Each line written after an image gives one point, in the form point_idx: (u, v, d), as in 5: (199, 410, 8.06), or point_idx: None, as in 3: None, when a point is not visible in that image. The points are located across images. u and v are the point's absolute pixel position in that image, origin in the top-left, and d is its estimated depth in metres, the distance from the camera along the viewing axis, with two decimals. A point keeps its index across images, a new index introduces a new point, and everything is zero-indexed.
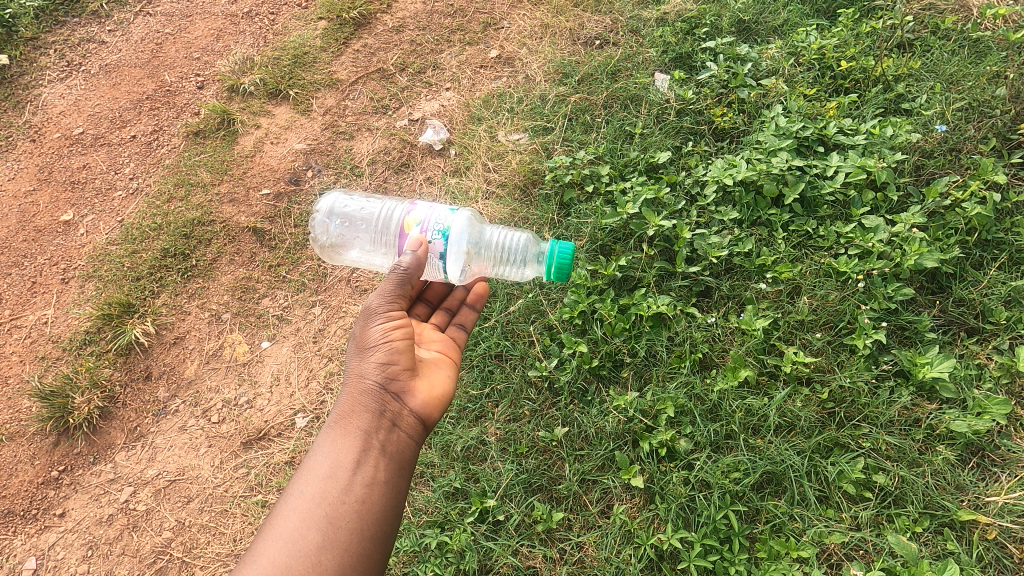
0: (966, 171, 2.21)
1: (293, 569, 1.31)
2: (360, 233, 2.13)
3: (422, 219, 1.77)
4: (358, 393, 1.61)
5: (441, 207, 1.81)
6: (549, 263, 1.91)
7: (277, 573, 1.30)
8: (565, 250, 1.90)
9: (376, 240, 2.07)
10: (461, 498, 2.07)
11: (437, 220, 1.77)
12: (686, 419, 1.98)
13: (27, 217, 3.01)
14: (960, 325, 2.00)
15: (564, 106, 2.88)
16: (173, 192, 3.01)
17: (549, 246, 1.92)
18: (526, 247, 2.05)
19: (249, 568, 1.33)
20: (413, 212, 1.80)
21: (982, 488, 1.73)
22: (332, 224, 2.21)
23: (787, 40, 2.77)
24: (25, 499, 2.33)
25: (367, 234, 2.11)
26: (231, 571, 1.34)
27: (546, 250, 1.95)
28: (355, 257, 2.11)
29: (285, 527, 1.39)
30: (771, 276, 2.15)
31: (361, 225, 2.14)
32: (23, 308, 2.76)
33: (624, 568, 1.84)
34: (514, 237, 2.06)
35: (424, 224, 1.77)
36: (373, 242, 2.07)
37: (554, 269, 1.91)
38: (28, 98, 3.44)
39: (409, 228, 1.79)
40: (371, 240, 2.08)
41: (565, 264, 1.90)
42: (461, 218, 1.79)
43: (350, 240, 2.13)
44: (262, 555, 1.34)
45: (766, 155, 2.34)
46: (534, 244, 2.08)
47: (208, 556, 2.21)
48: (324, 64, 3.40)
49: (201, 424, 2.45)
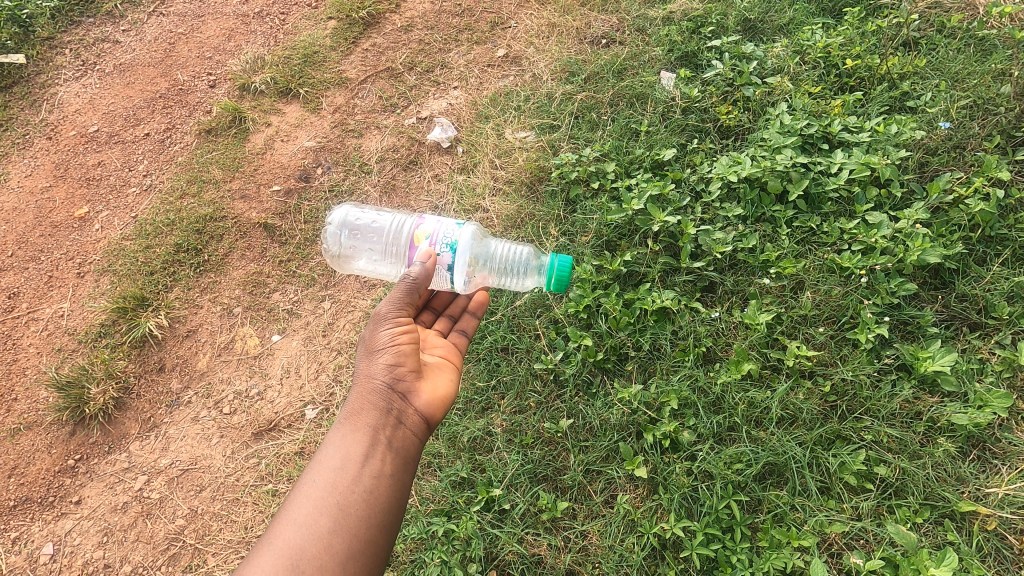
0: (970, 168, 2.22)
1: (305, 553, 1.36)
2: (370, 243, 2.17)
3: (430, 232, 1.80)
4: (367, 392, 1.65)
5: (449, 220, 1.83)
6: (549, 275, 1.95)
7: (291, 555, 1.34)
8: (564, 263, 1.95)
9: (386, 250, 2.11)
10: (467, 488, 2.11)
11: (445, 233, 1.79)
12: (690, 411, 2.00)
13: (44, 213, 3.07)
14: (963, 320, 2.01)
15: (570, 104, 2.92)
16: (185, 188, 3.07)
17: (549, 259, 1.97)
18: (528, 259, 2.10)
19: (263, 551, 1.37)
20: (422, 224, 1.82)
21: (982, 480, 1.75)
22: (343, 235, 2.26)
23: (792, 39, 2.79)
24: (43, 486, 2.39)
25: (377, 244, 2.15)
26: (247, 555, 1.39)
27: (546, 263, 2.00)
28: (362, 266, 2.15)
29: (298, 513, 1.43)
30: (774, 272, 2.17)
31: (373, 236, 2.18)
32: (40, 302, 2.82)
33: (627, 557, 1.87)
34: (516, 250, 2.10)
35: (432, 237, 1.79)
36: (382, 252, 2.10)
37: (553, 280, 1.95)
38: (45, 97, 3.51)
39: (418, 241, 1.81)
40: (381, 250, 2.12)
41: (565, 276, 1.94)
42: (468, 231, 1.82)
43: (360, 250, 2.17)
44: (276, 540, 1.39)
45: (770, 152, 2.36)
46: (536, 257, 2.12)
47: (219, 543, 2.25)
48: (334, 63, 3.45)
49: (213, 415, 2.51)
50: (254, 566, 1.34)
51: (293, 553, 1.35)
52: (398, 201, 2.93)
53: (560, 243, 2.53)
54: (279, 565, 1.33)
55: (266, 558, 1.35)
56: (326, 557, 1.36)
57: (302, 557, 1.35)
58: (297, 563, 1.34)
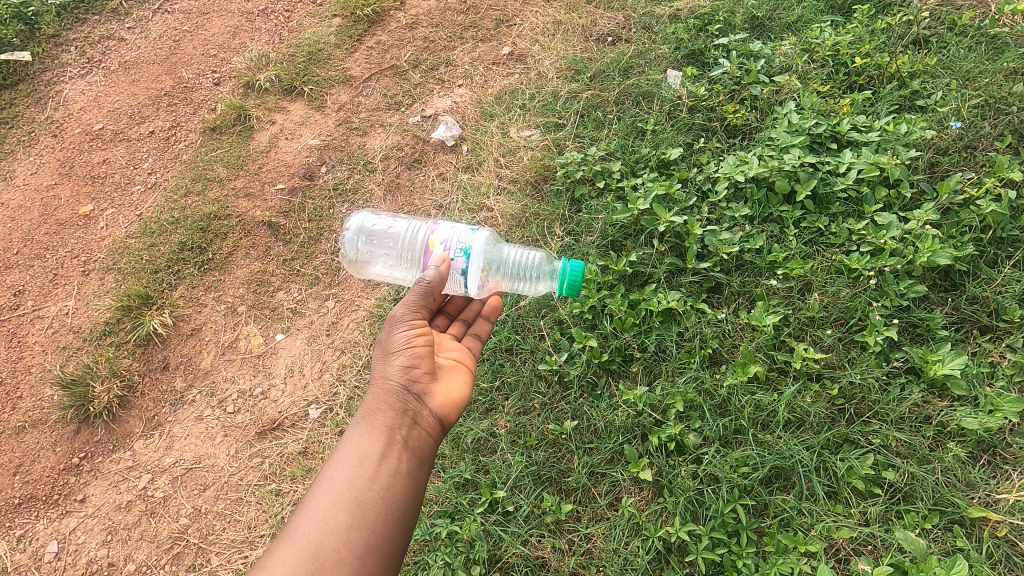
0: (982, 168, 2.19)
1: (324, 547, 1.35)
2: (386, 249, 2.17)
3: (445, 238, 1.80)
4: (382, 392, 1.64)
5: (463, 226, 1.83)
6: (561, 280, 1.95)
7: (310, 548, 1.34)
8: (576, 268, 1.95)
9: (402, 255, 2.11)
10: (471, 489, 2.10)
11: (459, 239, 1.79)
12: (696, 413, 1.99)
13: (50, 210, 3.08)
14: (973, 323, 1.99)
15: (575, 102, 2.90)
16: (190, 186, 3.06)
17: (561, 264, 1.97)
18: (541, 264, 2.10)
19: (283, 545, 1.36)
20: (436, 231, 1.82)
21: (993, 486, 1.72)
22: (360, 241, 2.24)
23: (801, 36, 2.76)
24: (47, 484, 2.39)
25: (393, 249, 2.15)
26: (266, 548, 1.38)
27: (557, 268, 2.00)
28: (378, 271, 2.15)
29: (316, 509, 1.42)
30: (782, 273, 2.15)
31: (389, 241, 2.18)
32: (45, 300, 2.82)
33: (631, 560, 1.85)
34: (529, 255, 2.11)
35: (447, 242, 1.79)
36: (398, 257, 2.11)
37: (565, 285, 1.95)
38: (50, 94, 3.52)
39: (432, 246, 1.81)
40: (396, 255, 2.13)
41: (577, 281, 1.94)
42: (482, 237, 1.81)
43: (376, 256, 2.17)
44: (296, 533, 1.38)
45: (778, 151, 2.34)
46: (548, 262, 2.13)
47: (223, 543, 2.25)
48: (338, 60, 3.44)
49: (217, 414, 2.50)
50: (274, 560, 1.34)
51: (312, 547, 1.35)
52: (402, 199, 2.92)
53: (565, 243, 2.51)
54: (299, 559, 1.33)
55: (285, 552, 1.35)
56: (344, 552, 1.36)
57: (321, 551, 1.35)
58: (316, 558, 1.34)
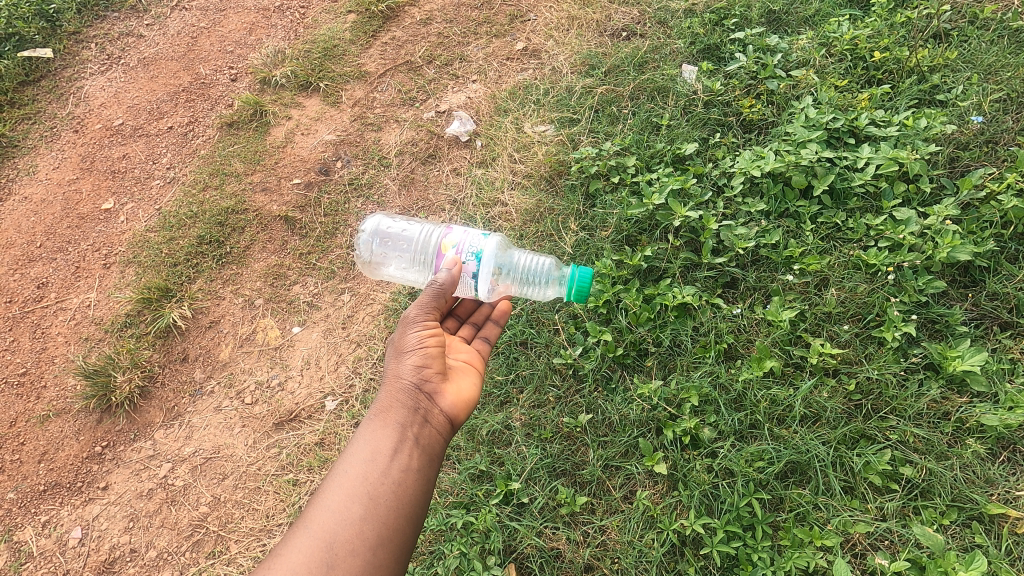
0: (1003, 163, 2.16)
1: (338, 537, 1.37)
2: (399, 251, 2.19)
3: (457, 242, 1.82)
4: (395, 390, 1.66)
5: (475, 231, 1.85)
6: (569, 286, 1.97)
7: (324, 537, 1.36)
8: (584, 275, 1.96)
9: (414, 258, 2.13)
10: (486, 481, 2.12)
11: (471, 243, 1.81)
12: (711, 408, 2.00)
13: (72, 205, 3.13)
14: (993, 319, 1.96)
15: (590, 98, 2.90)
16: (208, 181, 3.10)
17: (570, 270, 1.98)
18: (550, 270, 2.11)
19: (298, 534, 1.39)
20: (449, 234, 1.84)
21: (1013, 482, 1.71)
22: (375, 243, 2.28)
23: (818, 31, 2.73)
24: (71, 472, 2.44)
25: (406, 252, 2.18)
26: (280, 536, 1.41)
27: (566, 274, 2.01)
28: (391, 273, 2.17)
29: (331, 499, 1.45)
30: (798, 268, 2.14)
31: (402, 244, 2.21)
32: (68, 292, 2.88)
33: (646, 552, 1.86)
34: (538, 261, 2.11)
35: (459, 246, 1.81)
36: (410, 260, 2.13)
37: (573, 291, 1.97)
38: (72, 90, 3.57)
39: (445, 250, 1.83)
40: (409, 258, 2.14)
41: (585, 288, 1.95)
42: (493, 242, 1.83)
43: (389, 258, 2.19)
44: (311, 524, 1.40)
45: (795, 146, 2.32)
46: (557, 268, 2.14)
47: (242, 530, 2.29)
48: (353, 56, 3.46)
49: (235, 405, 2.54)
50: (290, 549, 1.36)
51: (327, 537, 1.37)
52: (416, 194, 2.93)
53: (580, 238, 2.51)
54: (313, 548, 1.35)
55: (300, 540, 1.37)
56: (357, 542, 1.38)
57: (335, 541, 1.37)
58: (331, 547, 1.36)
